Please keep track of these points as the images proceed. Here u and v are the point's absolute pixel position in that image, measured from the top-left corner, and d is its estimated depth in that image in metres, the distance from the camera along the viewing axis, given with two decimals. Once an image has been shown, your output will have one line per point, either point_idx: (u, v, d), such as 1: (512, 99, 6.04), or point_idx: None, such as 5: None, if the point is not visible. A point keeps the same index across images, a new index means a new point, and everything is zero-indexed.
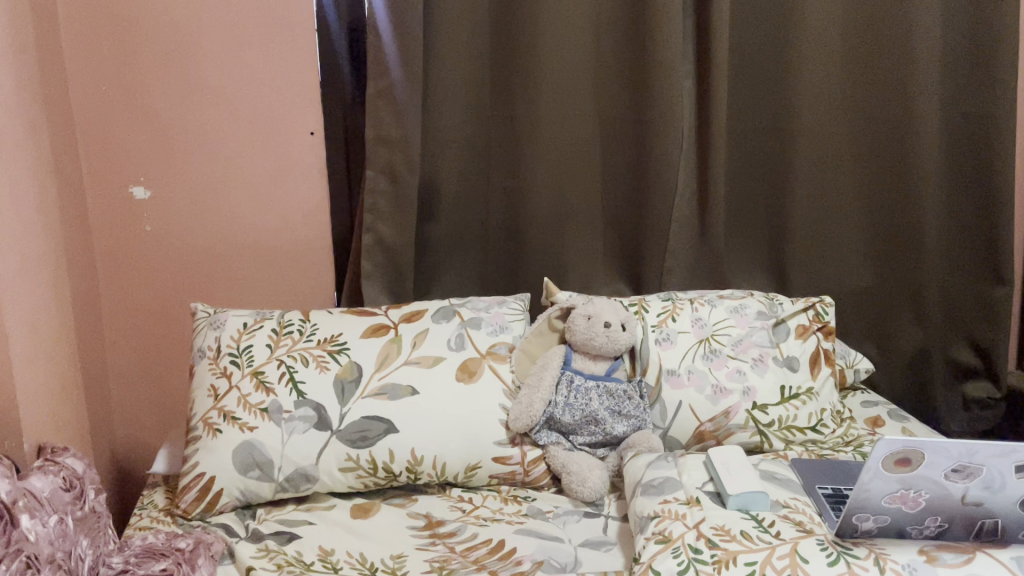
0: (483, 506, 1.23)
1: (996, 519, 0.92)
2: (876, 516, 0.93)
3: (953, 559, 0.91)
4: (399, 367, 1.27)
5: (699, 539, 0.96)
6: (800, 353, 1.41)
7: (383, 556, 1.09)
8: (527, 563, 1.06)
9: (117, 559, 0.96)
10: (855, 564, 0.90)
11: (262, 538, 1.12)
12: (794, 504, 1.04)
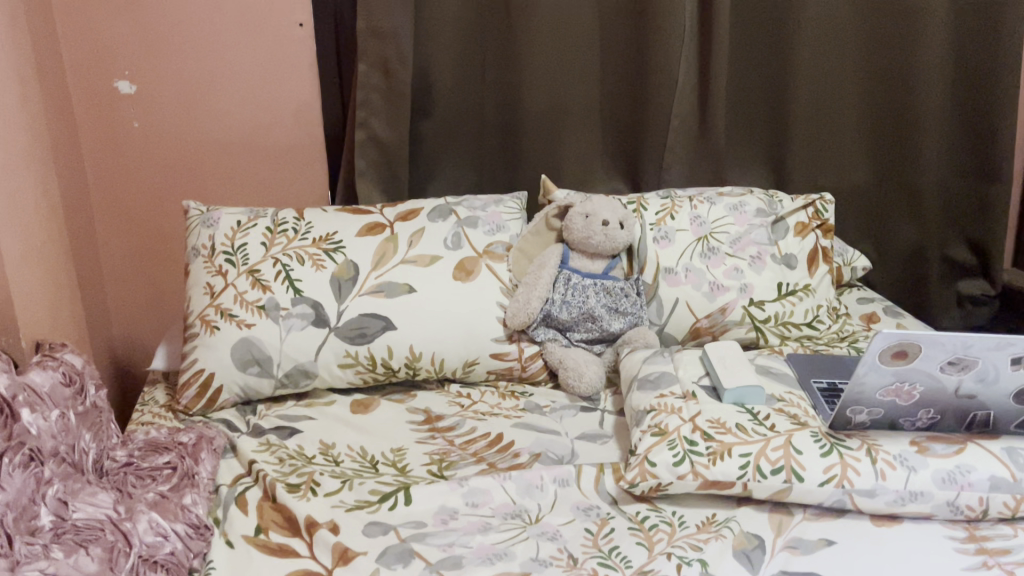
0: (481, 401, 1.25)
1: (988, 411, 0.93)
2: (870, 408, 0.94)
3: (945, 450, 0.93)
4: (396, 265, 1.26)
5: (695, 431, 0.97)
6: (799, 251, 1.40)
7: (384, 449, 1.10)
8: (525, 455, 1.09)
9: (120, 452, 0.98)
10: (847, 455, 0.93)
11: (263, 433, 1.13)
12: (789, 398, 1.05)
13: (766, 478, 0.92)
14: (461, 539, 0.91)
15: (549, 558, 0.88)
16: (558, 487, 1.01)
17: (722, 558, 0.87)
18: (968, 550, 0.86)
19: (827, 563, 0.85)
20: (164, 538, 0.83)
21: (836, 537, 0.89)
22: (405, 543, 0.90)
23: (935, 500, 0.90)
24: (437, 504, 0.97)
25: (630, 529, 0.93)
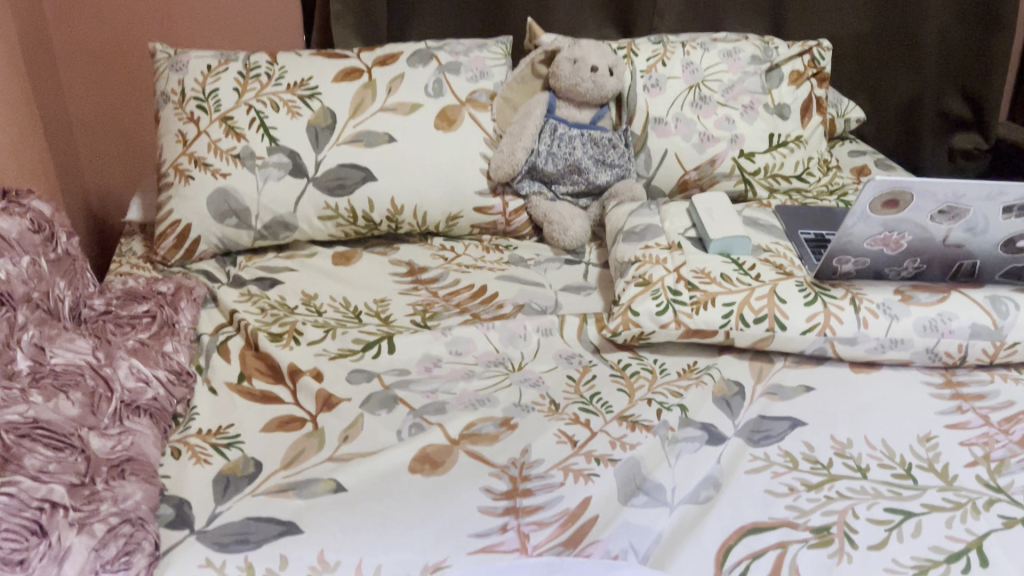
0: (465, 255, 1.23)
1: (973, 260, 0.93)
2: (857, 258, 0.93)
3: (928, 298, 0.93)
4: (375, 113, 1.21)
5: (680, 282, 0.96)
6: (792, 101, 1.36)
7: (366, 300, 1.10)
8: (508, 307, 1.08)
9: (98, 301, 0.96)
10: (831, 304, 0.92)
11: (243, 284, 1.12)
12: (775, 249, 1.04)
13: (749, 327, 0.92)
14: (445, 386, 0.91)
15: (531, 405, 0.89)
16: (541, 337, 1.01)
17: (702, 403, 0.88)
18: (944, 395, 0.88)
19: (805, 409, 0.86)
20: (146, 384, 0.84)
21: (816, 384, 0.90)
22: (388, 390, 0.91)
23: (915, 347, 0.91)
24: (420, 353, 0.97)
25: (612, 376, 0.94)
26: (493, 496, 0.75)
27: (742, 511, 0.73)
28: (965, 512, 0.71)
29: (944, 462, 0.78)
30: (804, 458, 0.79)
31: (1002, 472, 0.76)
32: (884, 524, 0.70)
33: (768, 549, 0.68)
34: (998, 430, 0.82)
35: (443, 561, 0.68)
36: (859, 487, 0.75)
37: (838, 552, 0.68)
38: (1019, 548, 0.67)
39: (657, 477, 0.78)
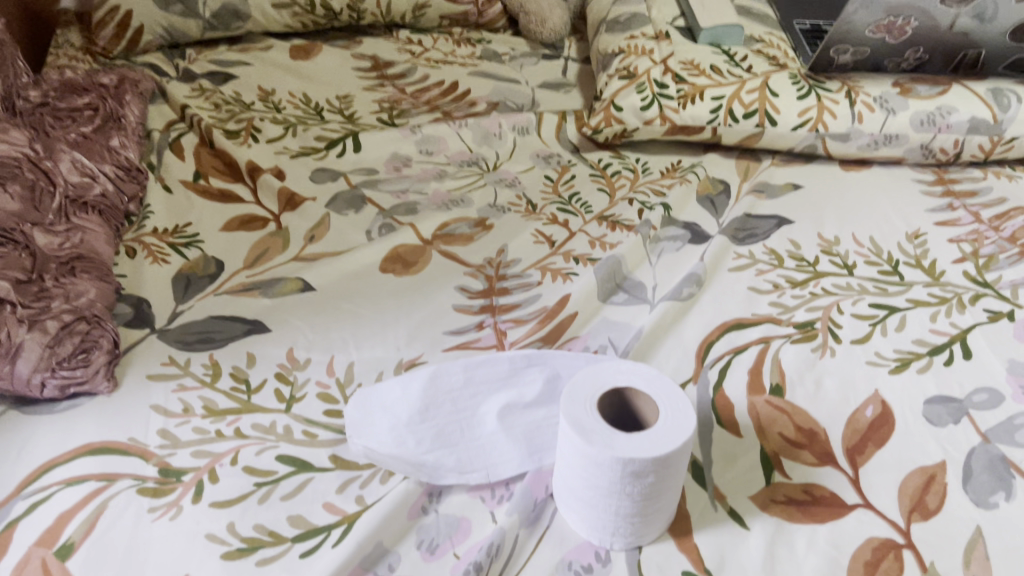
0: (435, 50, 1.14)
1: (979, 50, 0.88)
2: (856, 49, 0.87)
3: (928, 91, 0.88)
4: None
5: (667, 74, 0.89)
6: None
7: (329, 97, 1.02)
8: (482, 106, 1.01)
9: (34, 92, 0.87)
10: (826, 98, 0.87)
11: (194, 79, 1.04)
12: (769, 40, 0.97)
13: (738, 123, 0.87)
14: (416, 186, 0.86)
15: (507, 206, 0.84)
16: (517, 136, 0.95)
17: (686, 202, 0.84)
18: (935, 193, 0.85)
19: (791, 208, 0.83)
20: (92, 179, 0.78)
21: (804, 183, 0.87)
22: (355, 190, 0.86)
23: (910, 143, 0.87)
24: (388, 152, 0.92)
25: (592, 176, 0.89)
26: (468, 296, 0.72)
27: (725, 308, 0.71)
28: (951, 307, 0.70)
29: (932, 258, 0.75)
30: (790, 256, 0.76)
31: (991, 268, 0.74)
32: (868, 320, 0.68)
33: (751, 345, 0.67)
34: (988, 227, 0.79)
35: (419, 357, 0.66)
36: (845, 284, 0.73)
37: (822, 347, 0.66)
38: (1002, 341, 0.66)
39: (638, 276, 0.75)
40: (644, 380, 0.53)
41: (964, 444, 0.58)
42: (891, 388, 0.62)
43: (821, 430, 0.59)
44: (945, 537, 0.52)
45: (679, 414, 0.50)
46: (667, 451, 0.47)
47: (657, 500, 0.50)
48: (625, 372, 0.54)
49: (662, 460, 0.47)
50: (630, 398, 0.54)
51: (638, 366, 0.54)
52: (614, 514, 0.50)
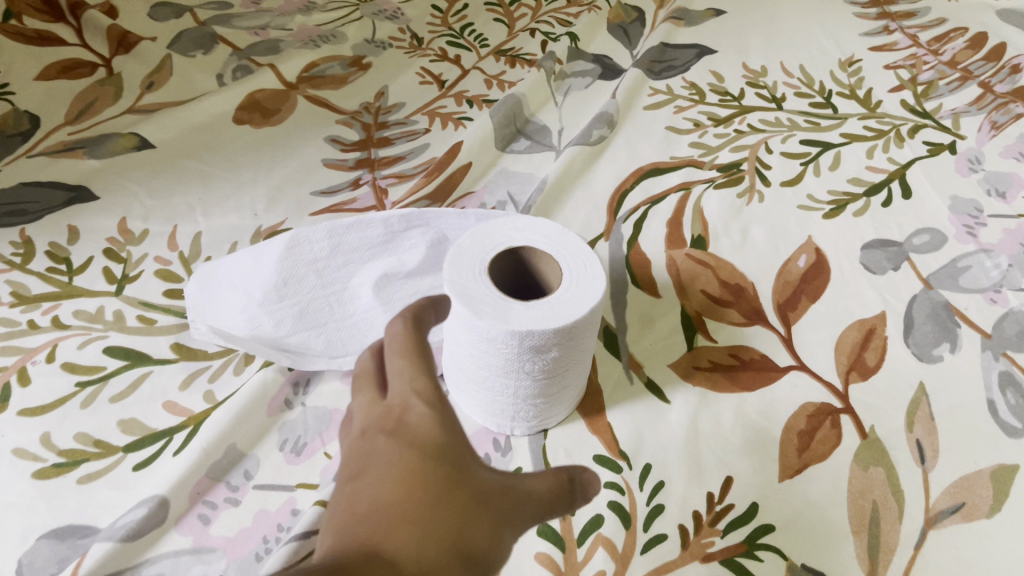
0: None
1: None
2: None
3: None
4: None
5: None
6: None
7: None
8: None
9: None
10: None
11: None
12: None
13: None
14: (278, 22, 0.73)
15: (388, 42, 0.72)
16: None
17: (596, 33, 0.74)
18: (869, 17, 0.76)
19: (712, 36, 0.73)
20: None
21: (726, 9, 0.77)
22: (203, 28, 0.72)
23: None
24: None
25: (487, 6, 0.77)
26: (341, 148, 0.62)
27: (640, 152, 0.61)
28: (888, 142, 0.62)
29: (867, 87, 0.67)
30: (712, 90, 0.67)
31: (930, 96, 0.66)
32: (799, 159, 0.60)
33: (669, 193, 0.58)
34: (926, 52, 0.71)
35: (281, 224, 0.56)
36: (773, 119, 0.64)
37: (748, 192, 0.58)
38: (944, 175, 0.59)
39: (541, 119, 0.65)
40: (545, 238, 0.44)
41: (905, 292, 0.51)
42: (826, 233, 0.55)
43: (749, 285, 0.52)
44: (886, 398, 0.46)
45: (586, 276, 0.41)
46: (572, 320, 0.39)
47: (562, 379, 0.42)
48: (521, 230, 0.44)
49: (566, 332, 0.39)
50: (528, 258, 0.45)
51: (538, 223, 0.45)
52: (513, 396, 0.42)
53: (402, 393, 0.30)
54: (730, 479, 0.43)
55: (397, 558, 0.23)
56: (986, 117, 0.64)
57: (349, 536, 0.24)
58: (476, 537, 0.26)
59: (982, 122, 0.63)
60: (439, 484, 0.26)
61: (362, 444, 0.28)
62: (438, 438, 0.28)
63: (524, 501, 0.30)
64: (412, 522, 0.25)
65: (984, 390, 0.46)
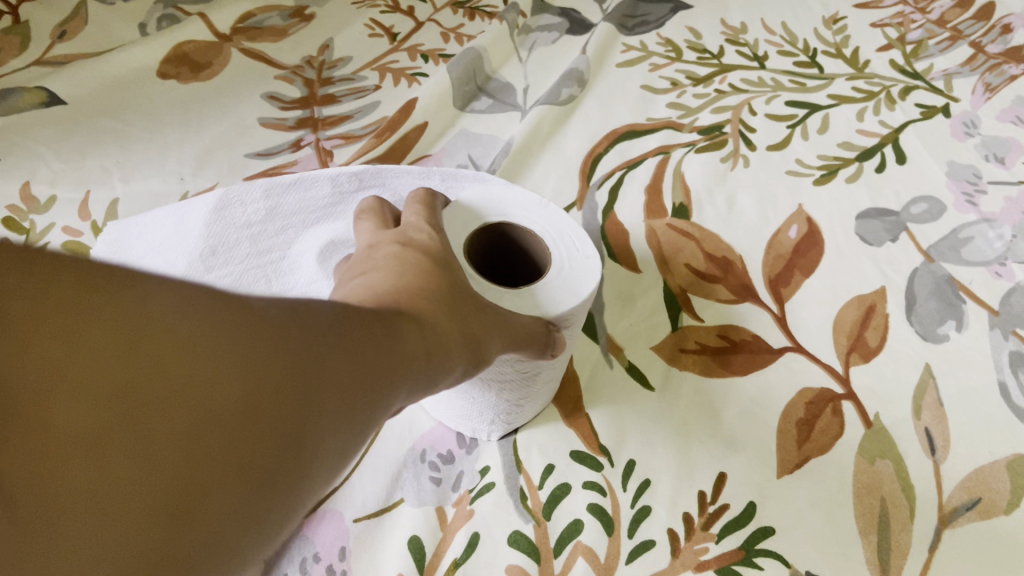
0: None
1: None
2: None
3: None
4: None
5: None
6: None
7: None
8: None
9: None
10: None
11: None
12: None
13: None
14: None
15: None
16: None
17: None
18: None
19: None
20: None
21: None
22: None
23: None
24: None
25: None
26: (281, 106, 0.55)
27: (613, 112, 0.56)
28: (879, 104, 0.57)
29: (854, 47, 0.63)
30: (690, 48, 0.62)
31: (920, 56, 0.62)
32: (786, 121, 0.56)
33: (647, 157, 0.53)
34: (914, 10, 0.67)
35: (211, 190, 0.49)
36: (756, 79, 0.59)
37: (733, 156, 0.53)
38: (939, 140, 0.55)
39: (504, 76, 0.59)
40: (522, 210, 0.38)
41: (905, 265, 0.47)
42: (817, 201, 0.50)
43: (736, 258, 0.47)
44: (891, 381, 0.41)
45: (576, 258, 0.35)
46: (571, 307, 0.33)
47: (549, 377, 0.37)
48: (494, 202, 0.38)
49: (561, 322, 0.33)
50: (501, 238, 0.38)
51: (514, 193, 0.39)
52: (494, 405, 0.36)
53: (415, 229, 0.31)
54: (723, 477, 0.38)
55: (419, 319, 0.24)
56: (979, 78, 0.59)
57: (368, 296, 0.24)
58: (477, 328, 0.27)
59: (975, 84, 0.59)
60: (449, 284, 0.27)
61: (374, 254, 0.29)
62: (445, 254, 0.29)
63: (526, 327, 0.31)
64: (426, 298, 0.25)
65: (995, 371, 0.42)
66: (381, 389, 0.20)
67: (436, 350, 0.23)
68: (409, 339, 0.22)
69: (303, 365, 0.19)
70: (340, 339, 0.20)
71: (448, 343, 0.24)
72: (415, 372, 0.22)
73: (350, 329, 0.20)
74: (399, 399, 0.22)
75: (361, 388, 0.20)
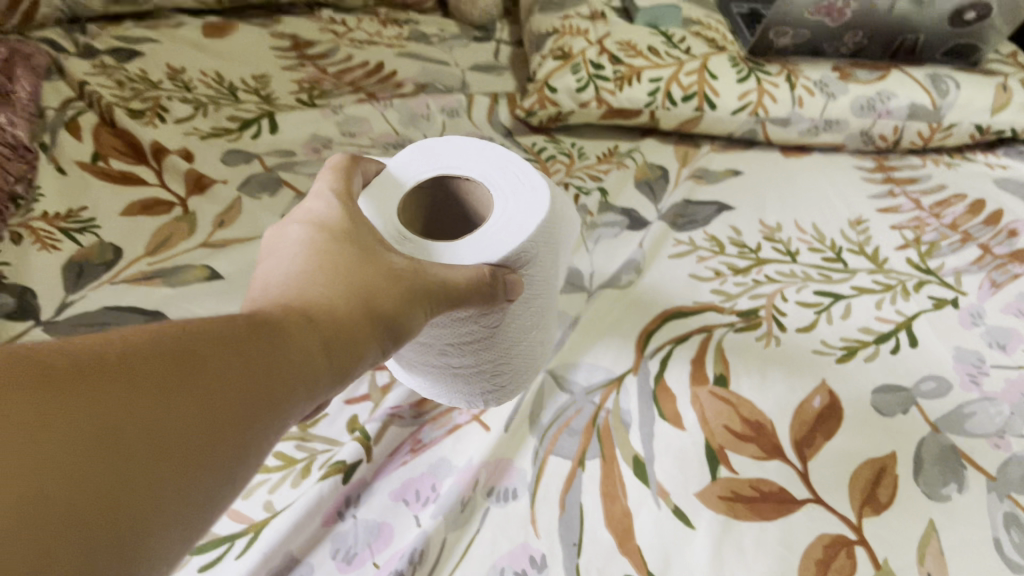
0: (359, 30, 1.05)
1: (917, 34, 0.88)
2: (795, 32, 0.87)
3: (868, 76, 0.85)
4: None
5: (603, 55, 0.85)
6: None
7: (244, 76, 0.94)
8: (409, 86, 0.94)
9: None
10: (765, 81, 0.84)
11: (97, 56, 0.94)
12: (707, 22, 0.95)
13: (676, 106, 0.84)
14: None
15: None
16: (446, 118, 0.88)
17: (623, 188, 0.80)
18: (875, 180, 0.82)
19: (732, 194, 0.80)
20: None
21: (743, 170, 0.84)
22: (270, 173, 0.80)
23: (850, 129, 0.85)
24: (308, 133, 0.84)
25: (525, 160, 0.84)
26: None
27: (665, 296, 0.67)
28: (895, 295, 0.67)
29: (874, 245, 0.73)
30: (731, 242, 0.73)
31: (933, 255, 0.72)
32: (813, 307, 0.65)
33: (692, 335, 0.63)
34: (929, 215, 0.77)
35: None
36: (789, 271, 0.70)
37: (766, 336, 0.63)
38: (948, 328, 0.64)
39: (574, 263, 0.71)
40: (465, 165, 0.49)
41: (915, 433, 0.55)
42: (839, 377, 0.59)
43: (767, 422, 0.56)
44: (900, 531, 0.49)
45: (525, 191, 0.47)
46: (519, 243, 0.44)
47: (512, 330, 0.48)
48: (445, 160, 0.49)
49: (510, 262, 0.43)
50: (438, 183, 0.50)
51: (451, 151, 0.50)
52: (469, 360, 0.47)
53: (309, 207, 0.39)
54: None
55: (317, 314, 0.32)
56: (986, 276, 0.69)
57: (280, 298, 0.33)
58: (385, 304, 0.35)
59: (982, 280, 0.68)
60: (350, 258, 0.36)
61: (282, 233, 0.37)
62: (347, 227, 0.38)
63: (461, 285, 0.39)
64: (326, 288, 0.34)
65: (991, 528, 0.49)
66: (282, 387, 0.29)
67: (334, 340, 0.32)
68: (308, 339, 0.31)
69: (222, 380, 0.27)
70: (245, 352, 0.29)
71: (350, 325, 0.33)
72: (314, 368, 0.31)
73: (252, 343, 0.29)
74: (304, 394, 0.30)
75: (271, 389, 0.28)
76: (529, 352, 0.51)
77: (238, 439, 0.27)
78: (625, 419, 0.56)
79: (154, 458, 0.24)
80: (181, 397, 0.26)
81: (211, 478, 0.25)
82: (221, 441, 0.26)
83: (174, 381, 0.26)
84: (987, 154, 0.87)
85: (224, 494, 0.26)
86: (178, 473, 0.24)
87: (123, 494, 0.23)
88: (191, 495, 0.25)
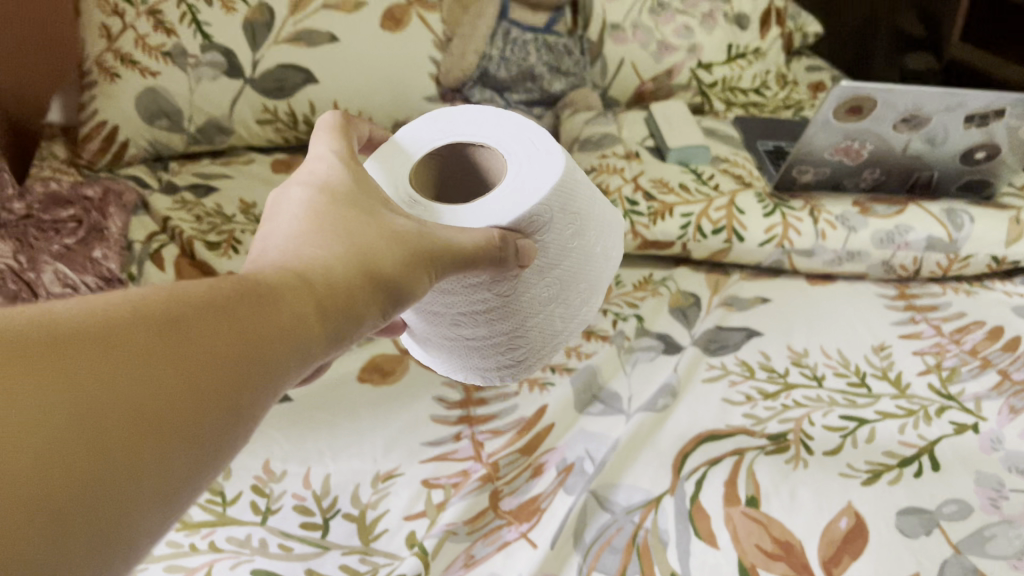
0: None
1: (931, 173, 0.96)
2: (817, 169, 0.95)
3: (886, 212, 0.93)
4: (317, 8, 1.06)
5: (637, 192, 0.94)
6: (751, 11, 1.33)
7: None
8: None
9: (56, 241, 0.86)
10: (790, 216, 0.92)
11: (178, 191, 1.03)
12: (734, 160, 1.04)
13: (706, 238, 0.90)
14: None
15: None
16: None
17: (658, 315, 0.86)
18: (897, 307, 0.87)
19: (762, 320, 0.85)
20: (73, 290, 0.79)
21: (771, 296, 0.89)
22: None
23: (872, 259, 0.90)
24: None
25: None
26: (446, 406, 0.73)
27: (699, 419, 0.72)
28: (917, 419, 0.71)
29: (897, 371, 0.78)
30: (761, 367, 0.78)
31: (954, 381, 0.76)
32: (839, 431, 0.70)
33: (725, 456, 0.67)
34: (949, 341, 0.82)
35: (395, 469, 0.66)
36: (815, 395, 0.74)
37: (794, 459, 0.67)
38: (969, 452, 0.67)
39: (613, 386, 0.76)
40: (483, 130, 0.53)
41: (937, 555, 0.59)
42: (864, 500, 0.63)
43: (797, 542, 0.60)
44: None
45: (540, 155, 0.50)
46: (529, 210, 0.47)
47: (526, 301, 0.51)
48: (464, 126, 0.53)
49: (518, 227, 0.47)
50: (454, 150, 0.54)
51: (471, 115, 0.54)
52: (478, 328, 0.51)
53: (313, 166, 0.43)
54: None
55: (314, 276, 0.35)
56: (1005, 401, 0.73)
57: (282, 259, 0.35)
58: (384, 265, 0.37)
59: (1001, 406, 0.72)
60: (353, 217, 0.39)
61: (285, 194, 0.41)
62: (348, 189, 0.41)
63: (463, 251, 0.42)
64: (325, 247, 0.36)
65: None
66: (275, 345, 0.31)
67: (331, 301, 0.35)
68: (303, 300, 0.33)
69: (213, 342, 0.29)
70: (239, 314, 0.31)
71: (349, 286, 0.36)
72: (310, 332, 0.33)
73: (248, 306, 0.31)
74: (298, 356, 0.32)
75: (262, 351, 0.31)
76: (550, 329, 0.54)
77: (228, 396, 0.29)
78: (663, 538, 0.60)
79: (152, 406, 0.27)
80: (174, 356, 0.28)
81: (202, 433, 0.28)
82: (209, 400, 0.28)
83: (167, 342, 0.28)
84: (1005, 283, 0.92)
85: (215, 450, 0.28)
86: (170, 428, 0.27)
87: (119, 441, 0.25)
88: (184, 446, 0.27)
